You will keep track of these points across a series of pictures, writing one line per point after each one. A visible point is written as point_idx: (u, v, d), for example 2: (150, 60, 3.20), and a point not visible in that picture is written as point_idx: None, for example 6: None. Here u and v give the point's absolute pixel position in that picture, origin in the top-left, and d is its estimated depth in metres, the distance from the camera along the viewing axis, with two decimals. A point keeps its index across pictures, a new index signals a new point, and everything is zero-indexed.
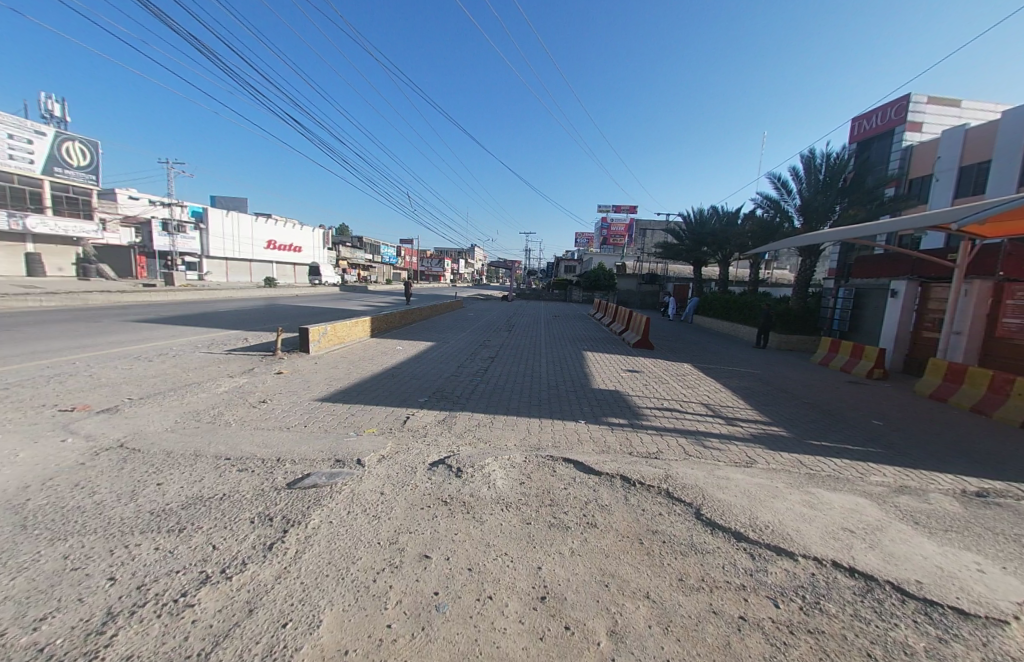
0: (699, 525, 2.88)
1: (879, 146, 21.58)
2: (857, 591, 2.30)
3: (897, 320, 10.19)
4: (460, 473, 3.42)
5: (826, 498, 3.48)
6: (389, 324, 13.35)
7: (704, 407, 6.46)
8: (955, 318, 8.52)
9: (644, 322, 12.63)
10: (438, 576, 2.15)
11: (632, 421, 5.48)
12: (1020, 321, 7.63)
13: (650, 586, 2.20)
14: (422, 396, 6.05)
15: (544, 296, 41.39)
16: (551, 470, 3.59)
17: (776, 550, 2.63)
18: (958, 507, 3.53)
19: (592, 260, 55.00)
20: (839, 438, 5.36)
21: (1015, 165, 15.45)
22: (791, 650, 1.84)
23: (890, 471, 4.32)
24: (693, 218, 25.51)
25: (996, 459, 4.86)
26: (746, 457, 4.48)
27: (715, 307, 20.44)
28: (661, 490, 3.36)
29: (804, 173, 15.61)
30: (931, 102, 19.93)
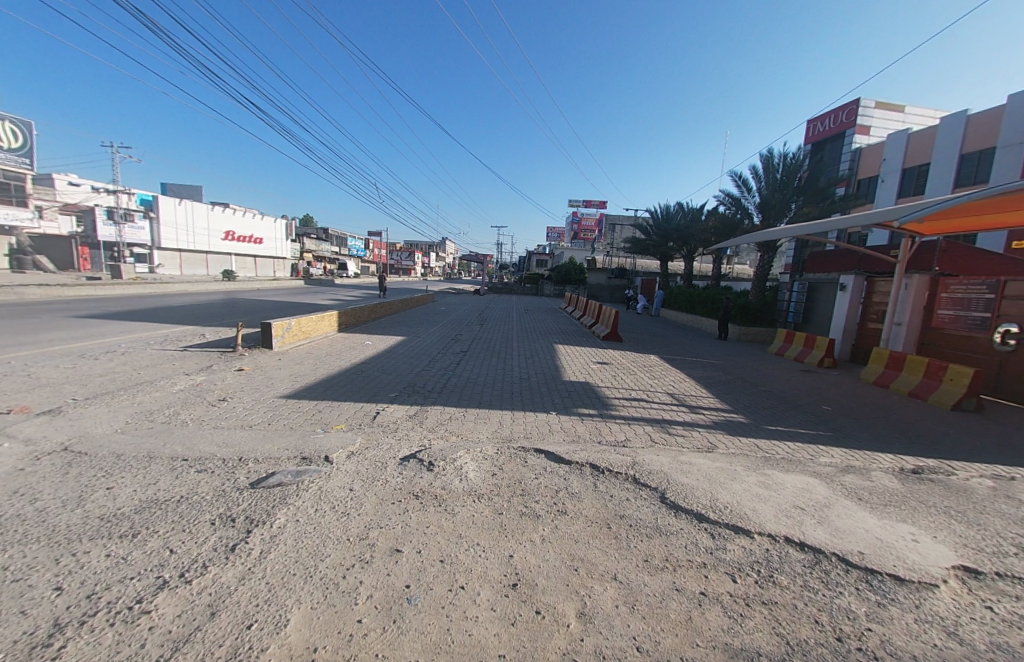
0: (663, 508, 3.00)
1: (832, 148, 22.79)
2: (806, 564, 2.47)
3: (845, 312, 10.86)
4: (432, 467, 3.40)
5: (780, 479, 3.70)
6: (357, 318, 13.02)
7: (670, 396, 6.69)
8: (898, 310, 9.19)
9: (614, 315, 12.88)
10: (410, 569, 2.14)
11: (602, 411, 5.61)
12: (952, 312, 8.33)
13: (617, 568, 2.29)
14: (393, 391, 5.96)
15: (517, 289, 41.52)
16: (522, 461, 3.64)
17: (733, 528, 2.79)
18: (896, 483, 3.85)
19: (563, 255, 55.65)
20: (793, 423, 5.70)
21: (952, 167, 16.71)
22: (747, 621, 1.97)
23: (837, 452, 4.64)
24: (660, 213, 26.10)
25: (929, 439, 5.31)
26: (708, 442, 4.69)
27: (681, 300, 21.10)
28: (628, 476, 3.47)
29: (763, 172, 16.27)
30: (879, 106, 21.21)
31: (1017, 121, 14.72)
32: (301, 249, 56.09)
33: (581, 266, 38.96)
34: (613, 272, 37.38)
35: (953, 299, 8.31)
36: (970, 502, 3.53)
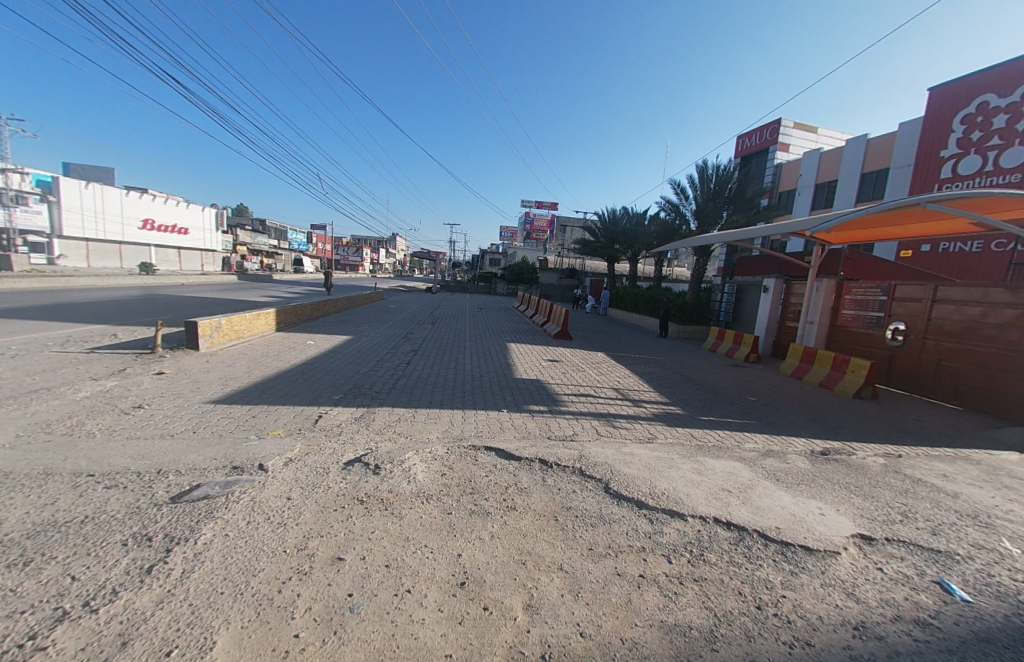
0: (607, 498, 3.13)
1: (758, 162, 24.91)
2: (732, 541, 2.70)
3: (768, 311, 11.92)
4: (378, 470, 3.29)
5: (711, 465, 4.01)
6: (298, 317, 12.26)
7: (615, 391, 6.99)
8: (811, 309, 10.25)
9: (564, 314, 13.19)
10: (353, 576, 2.06)
11: (552, 407, 5.74)
12: (853, 311, 9.44)
13: (563, 559, 2.35)
14: (337, 394, 5.68)
15: (470, 288, 41.25)
16: (473, 459, 3.63)
17: (669, 513, 2.97)
18: (808, 463, 4.31)
19: (516, 254, 56.18)
20: (723, 413, 6.18)
21: (856, 185, 18.91)
22: (680, 597, 2.12)
23: (760, 438, 5.11)
24: (607, 216, 27.09)
25: (835, 424, 6.00)
26: (649, 433, 4.96)
27: (626, 300, 22.07)
28: (575, 469, 3.58)
29: (699, 181, 17.42)
30: (796, 127, 23.50)
31: (906, 148, 16.94)
32: (233, 242, 51.76)
33: (533, 266, 39.44)
34: (564, 272, 38.26)
35: (855, 300, 9.41)
36: (865, 477, 4.05)
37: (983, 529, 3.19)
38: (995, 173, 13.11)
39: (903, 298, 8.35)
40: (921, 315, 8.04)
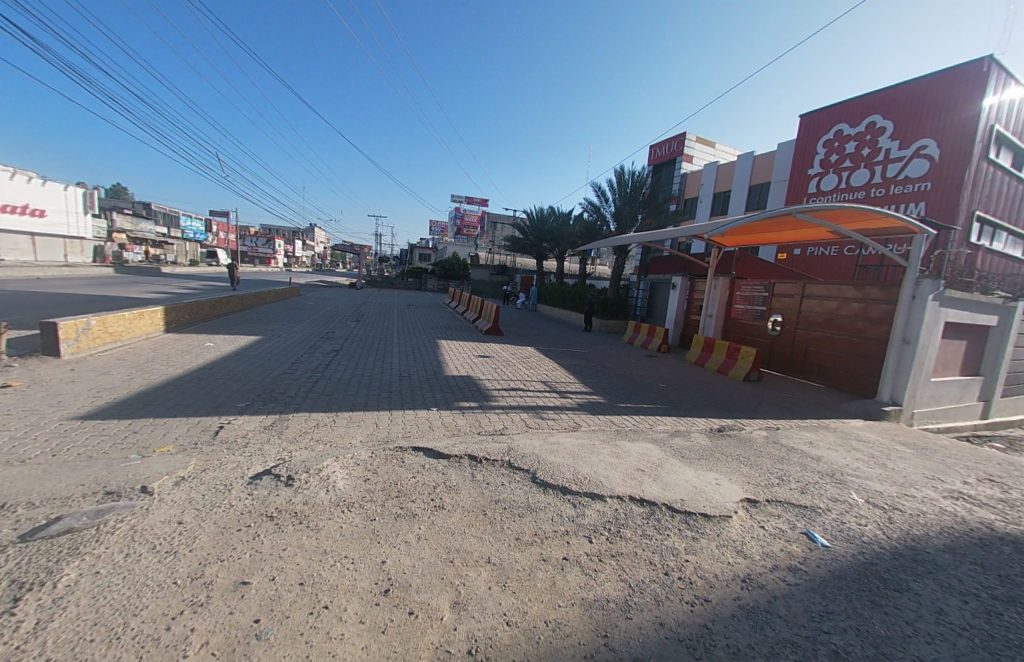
0: (534, 487, 3.22)
1: (667, 171, 27.17)
2: (645, 516, 2.93)
3: (676, 306, 13.10)
4: (292, 481, 3.03)
5: (627, 447, 4.32)
6: (194, 315, 10.84)
7: (543, 384, 7.22)
8: (711, 304, 11.47)
9: (494, 310, 13.26)
10: (260, 600, 1.88)
11: (482, 403, 5.75)
12: (744, 306, 10.74)
13: (490, 552, 2.38)
14: (244, 401, 5.11)
15: (399, 283, 39.72)
16: (399, 461, 3.50)
17: (591, 495, 3.14)
18: (708, 440, 4.84)
19: (446, 249, 55.24)
20: (640, 399, 6.70)
21: (746, 196, 21.51)
22: (599, 575, 2.26)
23: (670, 420, 5.63)
24: (534, 214, 27.73)
25: (730, 404, 6.81)
26: (573, 422, 5.20)
27: (553, 296, 22.86)
28: (503, 462, 3.62)
29: (617, 185, 18.56)
30: (699, 141, 26.03)
31: (784, 166, 19.67)
32: (109, 228, 44.09)
33: (463, 262, 39.12)
34: (494, 269, 38.51)
35: (745, 296, 10.71)
36: (752, 448, 4.66)
37: (837, 484, 3.85)
38: (849, 191, 15.89)
39: (780, 295, 9.69)
40: (794, 309, 9.40)
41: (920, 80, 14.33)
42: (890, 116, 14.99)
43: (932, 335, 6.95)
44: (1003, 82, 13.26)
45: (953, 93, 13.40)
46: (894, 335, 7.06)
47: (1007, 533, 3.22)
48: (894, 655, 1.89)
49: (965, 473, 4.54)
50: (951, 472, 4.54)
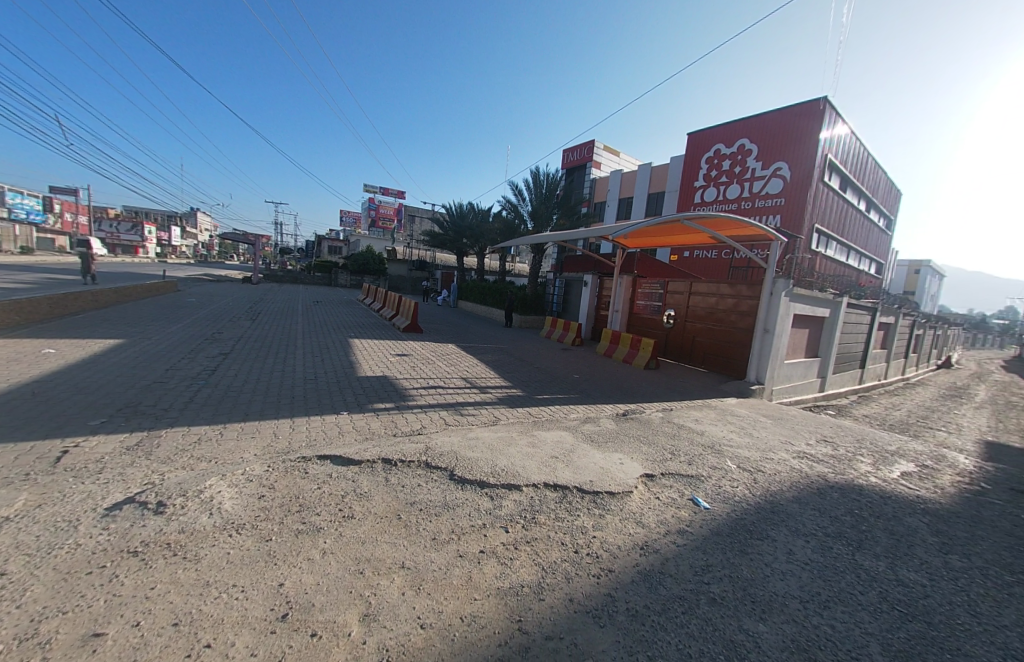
0: (451, 485, 3.18)
1: (578, 175, 28.61)
2: (558, 500, 3.08)
3: (587, 302, 13.92)
4: (164, 507, 2.60)
5: (543, 437, 4.50)
6: (24, 316, 8.72)
7: (463, 381, 7.18)
8: (617, 300, 12.38)
9: (412, 306, 12.81)
10: (120, 652, 1.59)
11: (398, 403, 5.52)
12: (644, 302, 11.79)
13: (405, 555, 2.30)
14: (100, 418, 4.25)
15: (305, 277, 36.34)
16: (301, 472, 3.21)
17: (508, 486, 3.20)
18: (615, 424, 5.25)
19: (359, 242, 52.00)
20: (555, 390, 7.01)
21: (646, 202, 23.58)
22: (514, 562, 2.32)
23: (582, 408, 5.98)
24: (452, 209, 27.32)
25: (634, 390, 7.46)
26: (492, 417, 5.26)
27: (473, 293, 22.81)
28: (420, 462, 3.52)
29: (533, 185, 19.10)
30: (606, 149, 27.91)
31: (676, 177, 21.94)
32: None
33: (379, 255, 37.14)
34: (412, 263, 37.23)
35: (645, 293, 11.76)
36: (651, 429, 5.15)
37: (717, 454, 4.45)
38: (725, 202, 18.32)
39: (674, 291, 10.84)
40: (685, 304, 10.57)
41: (777, 112, 16.89)
42: (755, 138, 17.42)
43: (785, 325, 8.33)
44: (834, 119, 16.30)
45: (800, 127, 16.10)
46: (758, 325, 8.33)
47: (836, 482, 4.01)
48: (757, 593, 2.24)
49: (809, 437, 5.56)
50: (799, 437, 5.52)
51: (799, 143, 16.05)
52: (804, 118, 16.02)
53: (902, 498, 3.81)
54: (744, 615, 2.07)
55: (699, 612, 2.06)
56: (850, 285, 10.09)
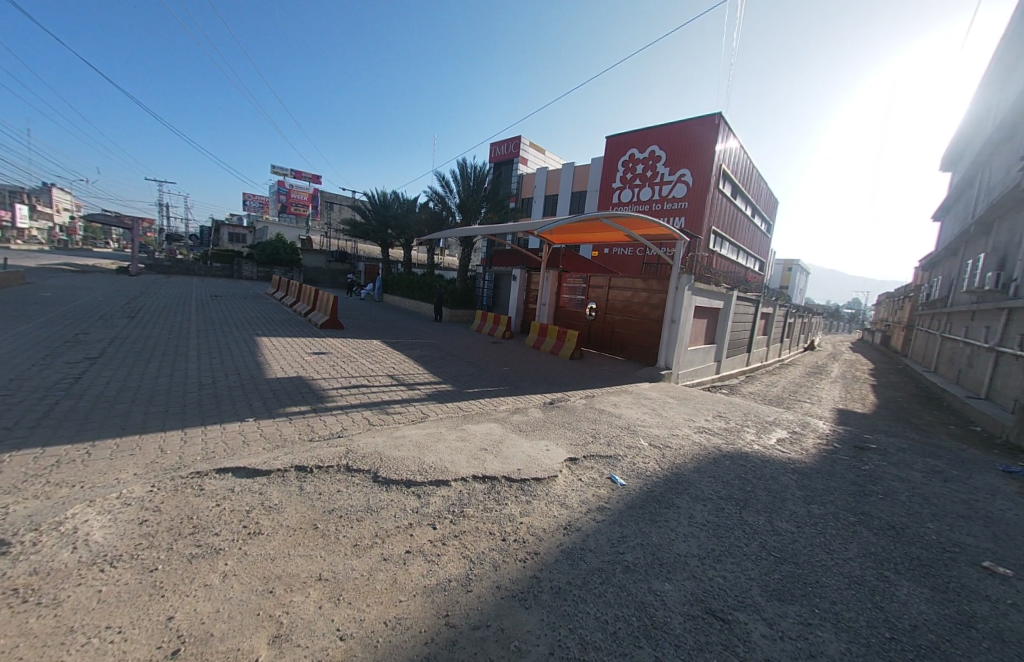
0: (376, 487, 3.05)
1: (505, 169, 28.72)
2: (486, 491, 3.11)
3: (516, 296, 14.11)
4: (8, 548, 2.14)
5: (472, 430, 4.51)
6: None
7: (388, 378, 6.89)
8: (544, 294, 12.73)
9: (331, 300, 11.95)
10: None
11: (315, 405, 5.13)
12: (569, 296, 12.28)
13: (323, 566, 2.16)
14: None
15: (201, 267, 31.97)
16: (195, 490, 2.84)
17: (436, 483, 3.15)
18: (541, 413, 5.43)
19: (268, 230, 47.06)
20: (485, 384, 7.04)
21: (570, 200, 24.49)
22: (441, 558, 2.30)
23: (511, 400, 6.08)
24: (375, 198, 25.89)
25: (560, 380, 7.76)
26: (420, 413, 5.14)
27: (400, 287, 21.95)
28: (340, 466, 3.32)
29: (460, 177, 18.79)
30: (532, 146, 28.42)
31: (597, 177, 23.10)
32: None
33: (292, 245, 33.98)
34: (331, 255, 34.74)
35: (570, 288, 12.24)
36: (575, 415, 5.42)
37: (632, 434, 4.83)
38: (639, 203, 19.85)
39: (595, 286, 11.43)
40: (605, 297, 11.23)
41: (681, 122, 18.50)
42: (663, 145, 18.97)
43: (688, 316, 9.25)
44: (726, 134, 18.32)
45: (700, 138, 17.82)
46: (666, 317, 9.13)
47: (728, 451, 4.58)
48: (664, 557, 2.48)
49: (709, 414, 6.26)
50: (700, 414, 6.20)
51: (700, 152, 17.79)
52: (702, 129, 17.77)
53: (778, 460, 4.48)
54: (652, 577, 2.28)
55: (614, 580, 2.22)
56: (739, 281, 11.53)
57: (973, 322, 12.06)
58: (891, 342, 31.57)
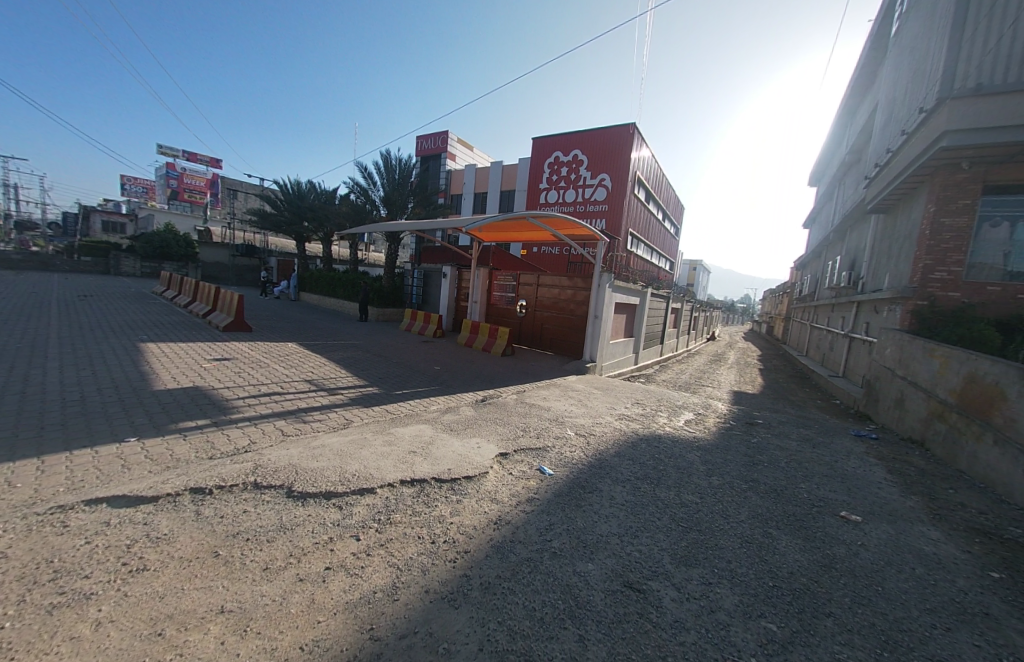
0: (291, 503, 2.81)
1: (433, 164, 28.04)
2: (414, 495, 3.03)
3: (447, 294, 13.86)
4: None
5: (399, 433, 4.36)
6: None
7: (306, 383, 6.39)
8: (475, 292, 12.66)
9: (236, 300, 10.74)
10: None
11: (216, 418, 4.59)
12: (500, 293, 12.36)
13: (227, 596, 1.95)
14: None
15: (64, 262, 26.78)
16: (55, 529, 2.38)
17: (360, 492, 3.00)
18: (472, 411, 5.41)
19: (155, 220, 40.88)
20: (415, 384, 6.84)
21: (499, 199, 24.65)
22: (365, 571, 2.20)
23: (442, 399, 5.98)
24: (288, 188, 23.73)
25: (491, 377, 7.82)
26: (343, 419, 4.85)
27: (319, 284, 20.43)
28: (247, 484, 3.01)
29: (384, 169, 17.97)
30: (460, 143, 28.08)
31: (524, 177, 23.52)
32: None
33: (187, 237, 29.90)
34: (237, 249, 31.21)
35: (501, 285, 12.32)
36: (506, 411, 5.49)
37: (559, 425, 5.02)
38: (564, 204, 20.60)
39: (525, 283, 11.65)
40: (534, 295, 11.50)
41: (601, 129, 19.51)
42: (585, 150, 19.87)
43: (609, 311, 9.82)
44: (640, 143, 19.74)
45: (618, 145, 18.98)
46: (590, 313, 9.62)
47: (645, 435, 4.96)
48: (587, 539, 2.62)
49: (628, 402, 6.73)
50: (621, 403, 6.64)
51: (618, 159, 18.94)
52: (620, 137, 18.94)
53: (686, 440, 4.96)
54: (577, 560, 2.40)
55: (541, 568, 2.30)
56: (653, 278, 12.55)
57: (833, 313, 14.38)
58: (775, 332, 36.52)
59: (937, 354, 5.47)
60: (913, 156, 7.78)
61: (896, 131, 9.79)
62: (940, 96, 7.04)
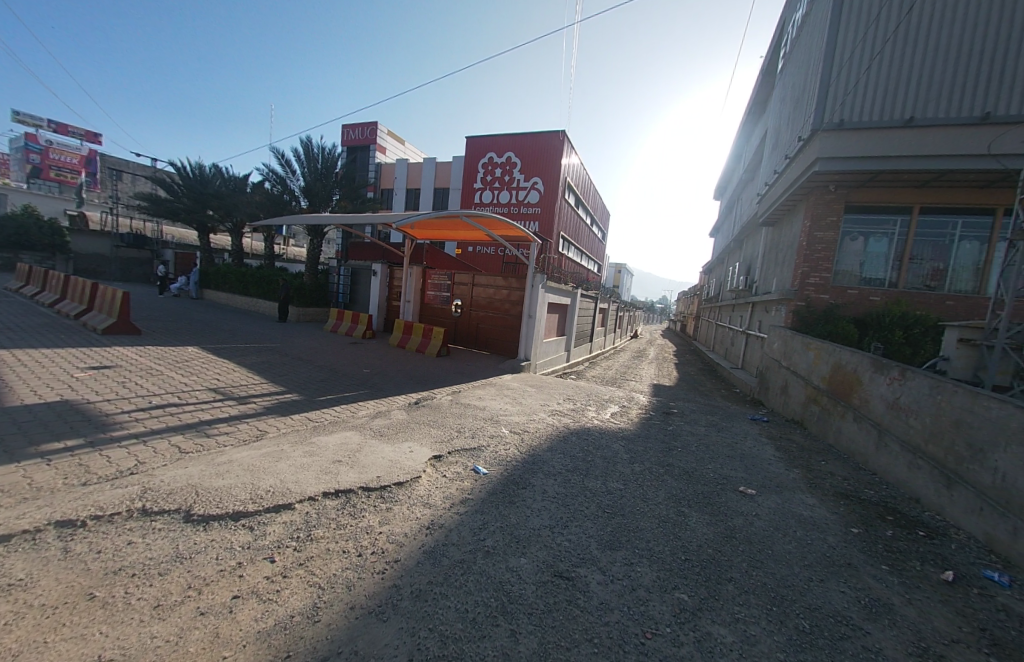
0: (190, 528, 2.49)
1: (360, 156, 26.59)
2: (339, 507, 2.85)
3: (377, 294, 13.24)
4: None
5: (323, 442, 4.07)
6: None
7: (210, 393, 5.71)
8: (408, 291, 12.25)
9: (120, 298, 9.29)
10: None
11: (91, 437, 3.91)
12: (435, 293, 12.09)
13: (106, 644, 1.67)
14: None
15: None
16: None
17: (275, 509, 2.75)
18: (404, 414, 5.23)
19: (8, 201, 33.79)
20: (341, 389, 6.44)
21: (431, 196, 24.09)
22: (281, 593, 2.02)
23: (371, 404, 5.70)
24: (187, 172, 20.99)
25: (423, 378, 7.62)
26: (256, 431, 4.42)
27: (228, 281, 18.37)
28: (133, 511, 2.61)
29: (305, 157, 16.70)
30: (390, 135, 26.93)
31: (457, 176, 23.26)
32: None
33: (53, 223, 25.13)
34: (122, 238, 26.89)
35: (435, 285, 12.07)
36: (440, 413, 5.38)
37: (494, 424, 5.04)
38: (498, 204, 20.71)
39: (460, 283, 11.54)
40: (469, 294, 11.43)
41: (533, 134, 19.95)
42: (518, 153, 20.19)
43: (542, 311, 10.09)
44: (569, 150, 20.53)
45: (550, 150, 19.56)
46: (524, 312, 9.80)
47: (575, 430, 5.17)
48: (520, 534, 2.66)
49: (560, 399, 6.95)
50: (554, 399, 6.84)
51: (549, 164, 19.54)
52: (551, 142, 19.54)
53: (613, 431, 5.26)
54: (509, 556, 2.43)
55: (473, 568, 2.29)
56: (582, 279, 13.13)
57: (734, 313, 16.18)
58: (687, 330, 40.23)
59: (812, 347, 6.40)
60: (793, 179, 9.07)
61: (781, 156, 11.31)
62: (815, 127, 8.24)
